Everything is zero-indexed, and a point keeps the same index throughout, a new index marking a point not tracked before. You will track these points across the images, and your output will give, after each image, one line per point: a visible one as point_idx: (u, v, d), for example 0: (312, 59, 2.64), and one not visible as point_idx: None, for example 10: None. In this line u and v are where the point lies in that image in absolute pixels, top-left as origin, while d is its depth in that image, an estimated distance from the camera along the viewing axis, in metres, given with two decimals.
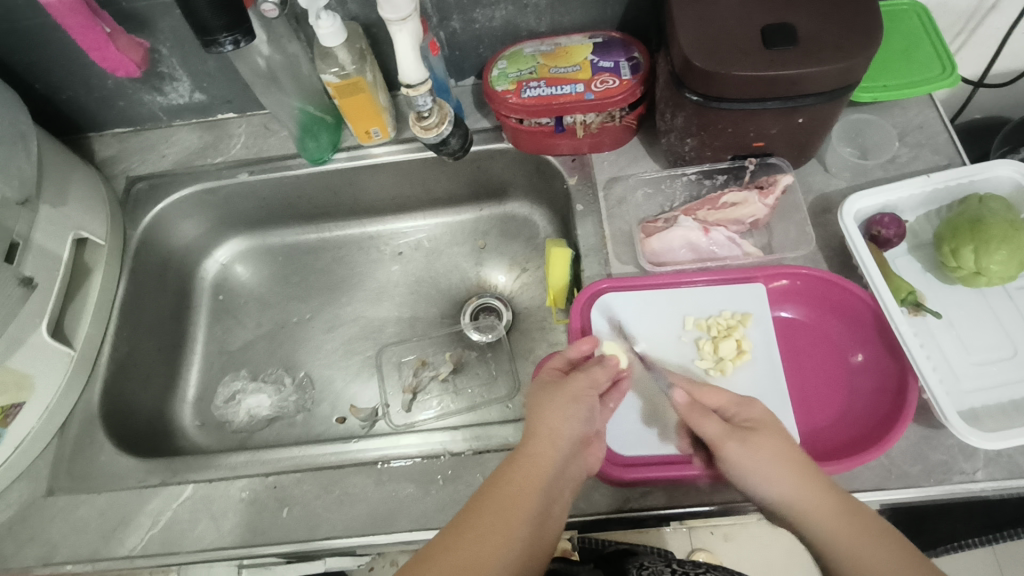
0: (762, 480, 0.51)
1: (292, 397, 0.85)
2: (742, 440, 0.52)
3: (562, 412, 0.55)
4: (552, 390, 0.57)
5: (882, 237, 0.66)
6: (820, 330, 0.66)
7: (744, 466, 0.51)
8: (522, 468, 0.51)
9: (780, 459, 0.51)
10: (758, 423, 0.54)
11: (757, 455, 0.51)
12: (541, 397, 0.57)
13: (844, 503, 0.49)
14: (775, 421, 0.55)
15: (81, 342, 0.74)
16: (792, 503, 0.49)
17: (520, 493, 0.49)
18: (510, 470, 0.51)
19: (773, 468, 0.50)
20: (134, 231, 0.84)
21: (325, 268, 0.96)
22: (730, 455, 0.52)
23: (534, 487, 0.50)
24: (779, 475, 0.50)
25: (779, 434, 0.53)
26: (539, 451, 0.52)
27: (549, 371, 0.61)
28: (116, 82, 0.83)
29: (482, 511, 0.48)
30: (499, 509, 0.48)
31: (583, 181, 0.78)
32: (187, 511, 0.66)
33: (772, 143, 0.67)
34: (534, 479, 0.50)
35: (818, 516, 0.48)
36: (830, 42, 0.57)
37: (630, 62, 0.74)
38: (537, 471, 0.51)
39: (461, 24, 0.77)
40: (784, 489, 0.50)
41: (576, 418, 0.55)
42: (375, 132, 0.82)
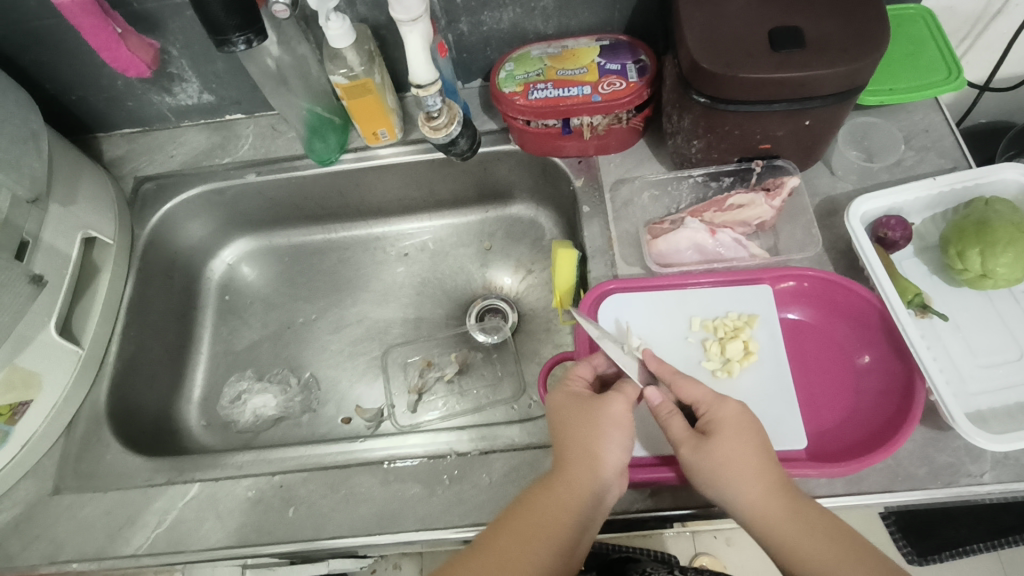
0: (721, 486, 0.51)
1: (298, 397, 0.85)
2: (699, 445, 0.53)
3: (601, 440, 0.54)
4: (596, 411, 0.56)
5: (889, 239, 0.66)
6: (827, 332, 0.66)
7: (702, 472, 0.52)
8: (555, 494, 0.52)
9: (738, 465, 0.51)
10: (720, 424, 0.53)
11: (715, 462, 0.52)
12: (576, 418, 0.56)
13: (799, 505, 0.50)
14: (743, 423, 0.54)
15: (89, 341, 0.74)
16: (750, 508, 0.50)
17: (549, 521, 0.51)
18: (544, 495, 0.53)
19: (733, 475, 0.51)
20: (142, 231, 0.85)
21: (331, 269, 0.96)
22: (689, 461, 0.53)
23: (564, 517, 0.51)
24: (738, 481, 0.51)
25: (740, 441, 0.52)
26: (575, 478, 0.53)
27: (578, 381, 0.60)
28: (125, 82, 0.83)
29: (510, 531, 0.51)
30: (524, 534, 0.50)
31: (589, 183, 0.78)
32: (193, 510, 0.66)
33: (778, 145, 0.67)
34: (564, 508, 0.51)
35: (774, 522, 0.50)
36: (837, 45, 0.58)
37: (636, 65, 0.74)
38: (570, 500, 0.52)
39: (469, 26, 0.77)
40: (742, 495, 0.51)
41: (617, 445, 0.54)
42: (383, 133, 0.82)
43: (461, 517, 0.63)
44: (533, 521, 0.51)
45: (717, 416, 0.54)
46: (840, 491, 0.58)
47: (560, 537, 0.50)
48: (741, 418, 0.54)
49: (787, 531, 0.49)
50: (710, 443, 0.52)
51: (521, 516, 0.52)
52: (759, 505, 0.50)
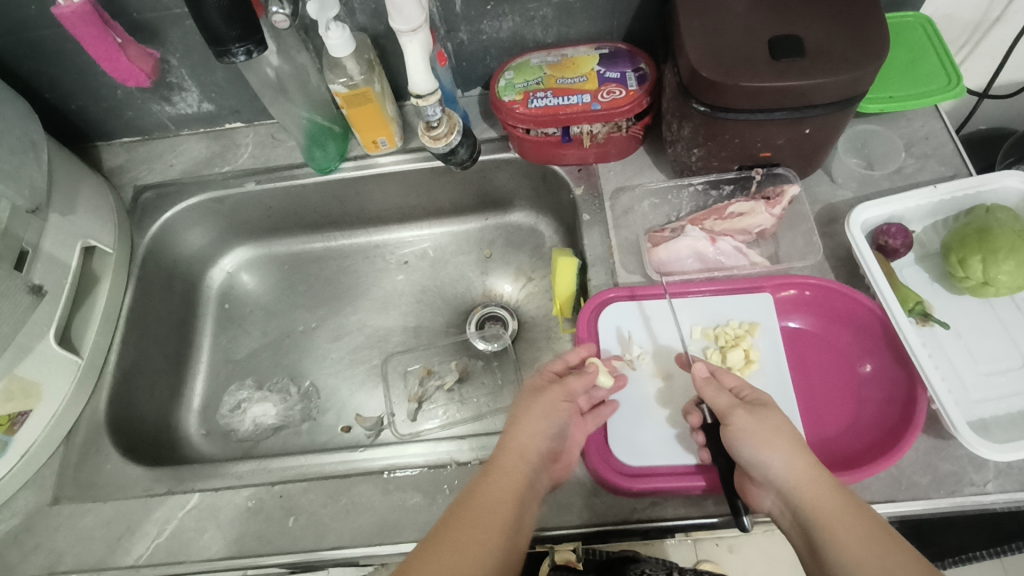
0: (768, 447, 0.52)
1: (297, 406, 0.85)
2: (751, 410, 0.54)
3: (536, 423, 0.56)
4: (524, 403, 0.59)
5: (890, 247, 0.66)
6: (829, 340, 0.65)
7: (750, 433, 0.53)
8: (497, 479, 0.51)
9: (781, 439, 0.52)
10: (769, 402, 0.56)
11: (764, 426, 0.53)
12: (521, 408, 0.58)
13: (835, 481, 0.50)
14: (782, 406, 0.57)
15: (88, 350, 0.74)
16: (790, 475, 0.50)
17: (497, 503, 0.49)
18: (480, 487, 0.51)
19: (784, 439, 0.52)
20: (141, 240, 0.84)
21: (330, 277, 0.96)
22: (739, 422, 0.54)
23: (507, 498, 0.50)
24: (785, 447, 0.52)
25: (781, 418, 0.54)
26: (509, 463, 0.53)
27: (543, 376, 0.62)
28: (125, 91, 0.83)
29: (455, 529, 0.47)
30: (476, 523, 0.47)
31: (589, 191, 0.78)
32: (193, 520, 0.66)
33: (779, 153, 0.67)
34: (506, 489, 0.50)
35: (813, 490, 0.49)
36: (837, 54, 0.58)
37: (636, 73, 0.74)
38: (510, 483, 0.51)
39: (468, 35, 0.77)
40: (788, 460, 0.51)
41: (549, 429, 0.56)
42: (382, 141, 0.82)
43: None
44: (480, 511, 0.48)
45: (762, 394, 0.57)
46: None
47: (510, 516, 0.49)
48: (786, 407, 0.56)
49: (826, 499, 0.49)
50: (762, 412, 0.54)
51: (461, 511, 0.49)
52: (800, 473, 0.50)
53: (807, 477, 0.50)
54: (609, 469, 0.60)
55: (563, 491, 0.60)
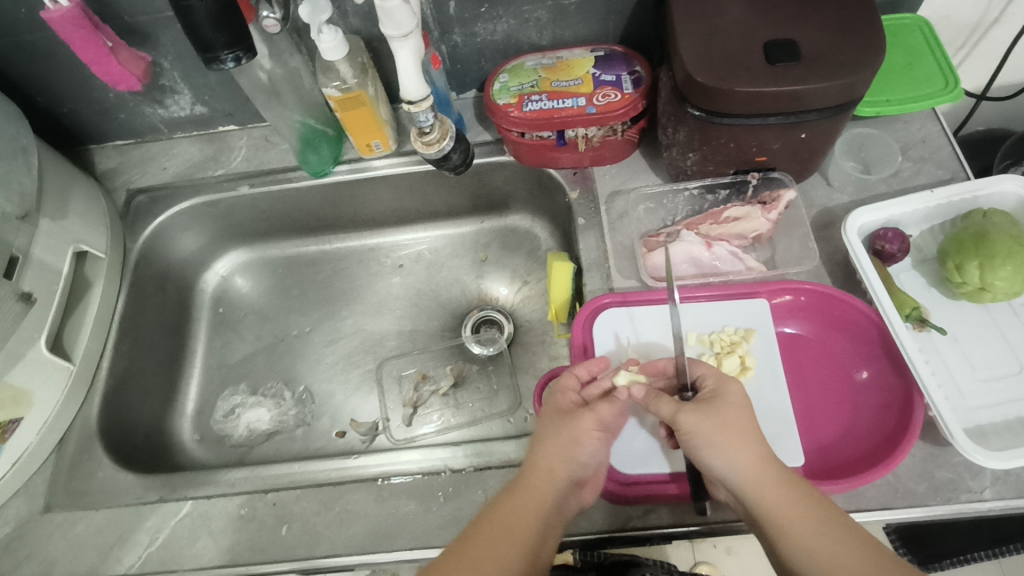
0: (720, 450, 0.50)
1: (292, 411, 0.85)
2: (698, 411, 0.52)
3: (563, 443, 0.55)
4: (553, 417, 0.57)
5: (887, 252, 0.66)
6: (825, 347, 0.65)
7: (699, 437, 0.51)
8: (522, 498, 0.52)
9: (731, 437, 0.50)
10: (721, 392, 0.54)
11: (714, 425, 0.51)
12: (552, 427, 0.56)
13: (788, 475, 0.50)
14: (737, 394, 0.54)
15: (80, 356, 0.73)
16: (744, 475, 0.49)
17: (519, 528, 0.50)
18: (504, 505, 0.51)
19: (736, 439, 0.51)
20: (134, 244, 0.84)
21: (324, 280, 0.95)
22: (689, 425, 0.52)
23: (529, 521, 0.50)
24: (737, 445, 0.50)
25: (729, 411, 0.52)
26: (535, 482, 0.53)
27: (567, 395, 0.59)
28: (117, 95, 0.82)
29: (472, 551, 0.48)
30: (495, 547, 0.48)
31: (584, 195, 0.78)
32: (185, 528, 0.66)
33: (774, 158, 0.67)
34: (529, 512, 0.51)
35: (767, 490, 0.49)
36: (832, 58, 0.57)
37: (631, 76, 0.74)
38: (534, 505, 0.51)
39: (462, 38, 0.77)
40: (742, 461, 0.50)
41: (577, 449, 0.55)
42: (376, 145, 0.81)
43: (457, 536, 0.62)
44: (500, 533, 0.49)
45: (722, 385, 0.55)
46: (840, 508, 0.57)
47: (532, 541, 0.49)
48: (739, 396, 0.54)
49: (783, 497, 0.48)
50: (712, 409, 0.52)
51: (483, 529, 0.50)
52: (755, 472, 0.49)
53: (762, 476, 0.49)
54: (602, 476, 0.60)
55: None
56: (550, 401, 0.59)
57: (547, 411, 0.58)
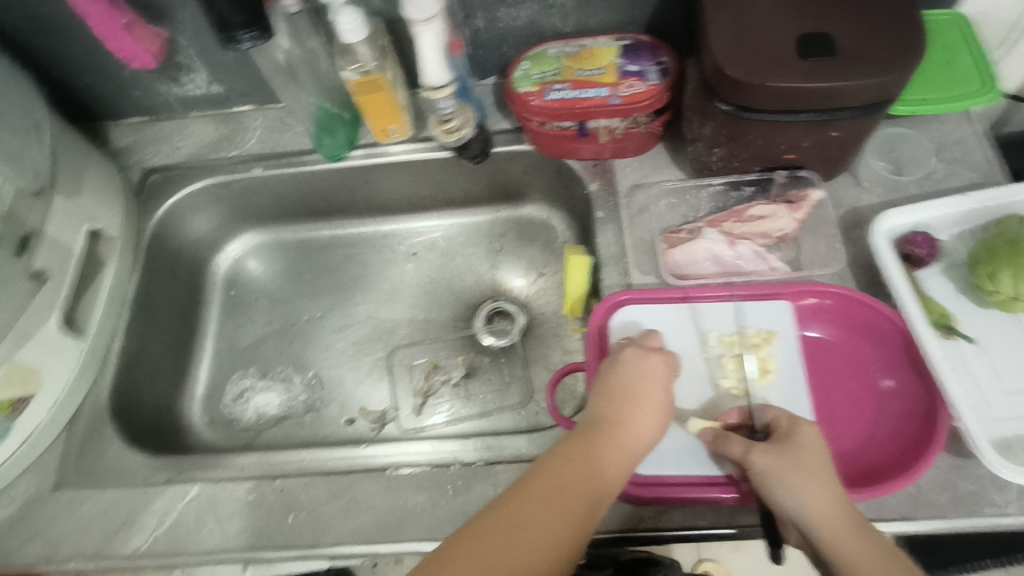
0: (790, 491, 0.50)
1: (302, 396, 0.84)
2: (770, 451, 0.52)
3: (641, 424, 0.55)
4: (631, 388, 0.57)
5: (916, 256, 0.64)
6: (848, 351, 0.63)
7: (769, 477, 0.51)
8: (594, 473, 0.51)
9: (804, 479, 0.50)
10: (797, 434, 0.53)
11: (787, 466, 0.51)
12: (635, 404, 0.56)
13: (859, 521, 0.49)
14: (815, 437, 0.53)
15: (92, 335, 0.73)
16: (814, 519, 0.49)
17: (577, 489, 0.50)
18: (562, 464, 0.51)
19: (813, 480, 0.50)
20: (147, 223, 0.83)
21: (337, 265, 0.94)
22: (761, 464, 0.51)
23: (586, 490, 0.50)
24: (810, 488, 0.49)
25: (803, 453, 0.51)
26: (605, 452, 0.52)
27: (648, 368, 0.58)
28: (133, 71, 0.81)
29: (524, 509, 0.48)
30: (551, 507, 0.48)
31: (604, 188, 0.76)
32: (193, 512, 0.66)
33: (803, 156, 0.65)
34: (589, 479, 0.51)
35: (837, 534, 0.48)
36: (870, 55, 0.55)
37: (657, 67, 0.72)
38: (596, 474, 0.51)
39: (485, 22, 0.75)
40: (813, 502, 0.49)
41: (649, 429, 0.55)
42: (393, 131, 0.80)
43: None
44: (558, 494, 0.49)
45: (795, 427, 0.54)
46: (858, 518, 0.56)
47: (591, 509, 0.49)
48: (817, 438, 0.53)
49: (853, 541, 0.48)
50: (787, 450, 0.52)
51: (540, 495, 0.49)
52: (825, 514, 0.49)
53: (833, 520, 0.48)
54: None
55: None
56: (624, 366, 0.58)
57: (618, 377, 0.58)
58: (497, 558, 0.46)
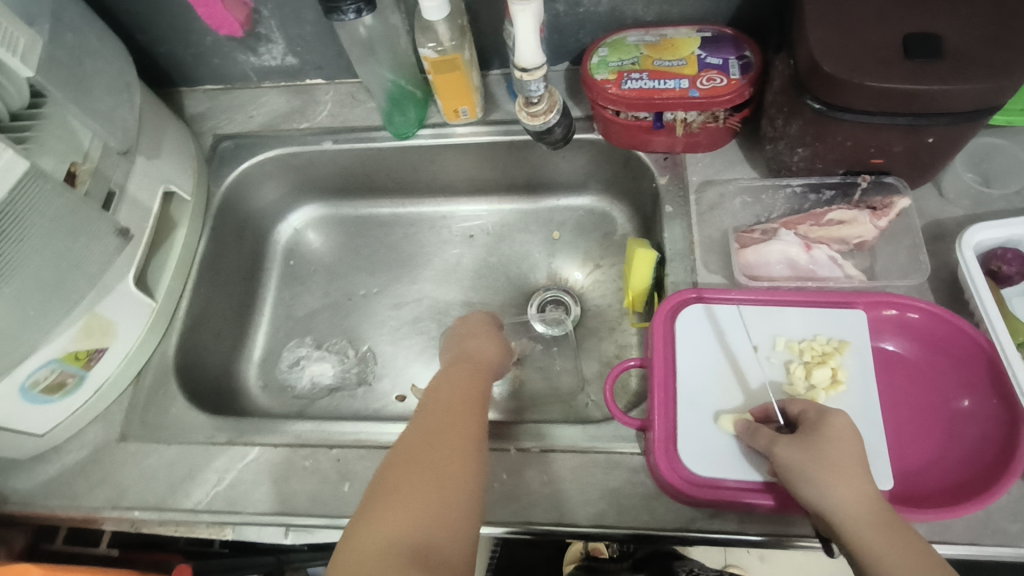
0: (810, 485, 0.47)
1: (354, 369, 0.86)
2: (792, 442, 0.49)
3: (487, 350, 0.71)
4: (480, 336, 0.73)
5: (1003, 273, 0.62)
6: (924, 369, 0.61)
7: (791, 470, 0.49)
8: (433, 414, 0.57)
9: (829, 472, 0.47)
10: (824, 424, 0.50)
11: (809, 457, 0.48)
12: (470, 335, 0.73)
13: (890, 519, 0.45)
14: (847, 428, 0.49)
15: (162, 295, 0.75)
16: (838, 514, 0.46)
17: (437, 426, 0.55)
18: (439, 398, 0.59)
19: (840, 474, 0.47)
20: (217, 189, 0.85)
21: (394, 243, 0.95)
22: (782, 458, 0.49)
23: (476, 402, 0.59)
24: (835, 482, 0.46)
25: (830, 444, 0.48)
26: (475, 372, 0.64)
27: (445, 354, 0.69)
28: (214, 39, 0.83)
29: (431, 436, 0.54)
30: (450, 427, 0.55)
31: (674, 182, 0.75)
32: (251, 473, 0.68)
33: (891, 161, 0.62)
34: (472, 393, 0.60)
35: (864, 532, 0.45)
36: (979, 58, 0.53)
37: (740, 61, 0.70)
38: (476, 382, 0.63)
39: (565, 7, 0.74)
40: (840, 498, 0.46)
41: (496, 349, 0.72)
42: (463, 111, 0.80)
43: (514, 515, 0.62)
44: (448, 419, 0.56)
45: (823, 418, 0.50)
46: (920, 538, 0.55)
47: (478, 418, 0.57)
48: (847, 428, 0.49)
49: (883, 538, 0.45)
50: (811, 441, 0.49)
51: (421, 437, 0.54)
52: (851, 510, 0.46)
53: (860, 517, 0.46)
54: (676, 478, 0.57)
55: (623, 490, 0.61)
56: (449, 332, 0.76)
57: (471, 332, 0.73)
58: (411, 493, 0.49)
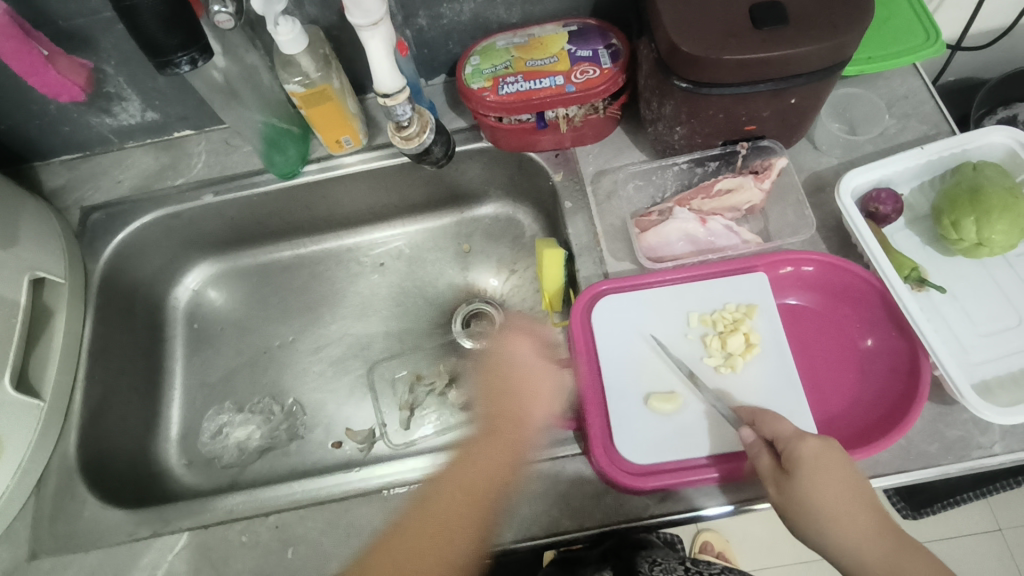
0: (807, 525, 0.50)
1: (283, 425, 0.82)
2: (781, 485, 0.51)
3: (544, 384, 0.72)
4: (522, 374, 0.75)
5: (881, 213, 0.65)
6: (828, 316, 0.64)
7: (785, 509, 0.51)
8: (455, 491, 0.64)
9: (821, 512, 0.49)
10: (805, 457, 0.50)
11: (799, 501, 0.49)
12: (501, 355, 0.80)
13: (882, 538, 0.49)
14: (825, 457, 0.50)
15: (51, 392, 0.69)
16: (834, 545, 0.49)
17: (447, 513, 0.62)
18: (475, 465, 0.66)
19: (823, 515, 0.49)
20: (95, 265, 0.78)
21: (303, 286, 0.91)
22: (774, 498, 0.51)
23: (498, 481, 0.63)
24: (827, 520, 0.49)
25: (816, 481, 0.49)
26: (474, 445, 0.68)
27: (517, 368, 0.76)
28: (58, 106, 0.76)
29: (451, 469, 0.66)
30: (459, 512, 0.61)
31: (569, 177, 0.75)
32: (185, 562, 0.63)
33: (763, 125, 0.65)
34: (512, 454, 0.64)
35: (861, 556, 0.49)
36: (820, 18, 0.55)
37: (609, 50, 0.71)
38: (519, 408, 0.70)
39: (428, 20, 0.73)
40: (821, 533, 0.49)
41: (523, 355, 0.78)
42: (346, 141, 0.77)
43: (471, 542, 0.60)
44: (460, 503, 0.62)
45: (802, 448, 0.51)
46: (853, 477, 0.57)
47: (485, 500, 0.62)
48: (826, 455, 0.50)
49: (872, 564, 0.48)
50: (797, 482, 0.50)
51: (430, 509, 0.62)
52: (846, 540, 0.49)
53: (853, 549, 0.49)
54: (616, 470, 0.56)
55: (573, 492, 0.61)
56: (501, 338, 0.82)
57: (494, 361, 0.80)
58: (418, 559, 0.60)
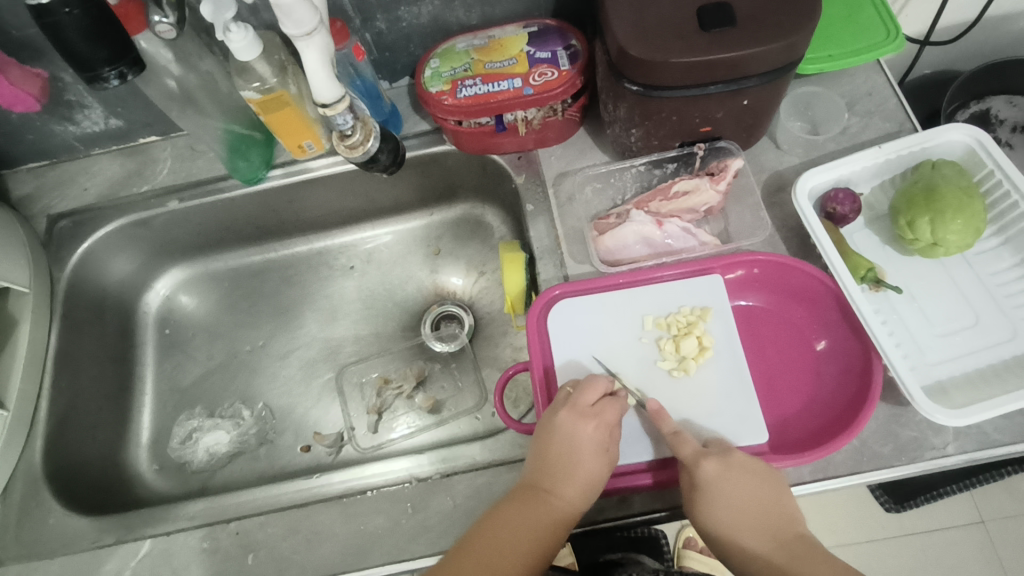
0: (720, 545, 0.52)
1: (252, 430, 0.82)
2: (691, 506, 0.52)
3: (600, 453, 0.54)
4: (565, 451, 0.54)
5: (838, 213, 0.64)
6: (783, 317, 0.63)
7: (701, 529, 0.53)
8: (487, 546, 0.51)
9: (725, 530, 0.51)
10: (706, 479, 0.52)
11: (705, 521, 0.52)
12: (559, 424, 0.55)
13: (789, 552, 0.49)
14: (723, 476, 0.52)
15: (14, 401, 0.69)
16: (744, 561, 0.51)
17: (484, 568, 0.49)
18: (498, 535, 0.51)
19: (722, 529, 0.51)
20: (61, 273, 0.78)
21: (274, 291, 0.91)
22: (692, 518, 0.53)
23: (541, 541, 0.51)
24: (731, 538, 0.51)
25: (714, 501, 0.51)
26: (555, 497, 0.53)
27: (564, 431, 0.55)
28: (20, 115, 0.76)
29: (470, 562, 0.50)
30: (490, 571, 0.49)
31: (531, 179, 0.75)
32: (146, 569, 0.63)
33: (719, 126, 0.64)
34: (561, 520, 0.52)
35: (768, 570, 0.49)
36: (769, 18, 0.54)
37: (567, 51, 0.70)
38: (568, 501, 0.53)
39: (387, 24, 0.73)
40: (726, 549, 0.51)
41: (591, 428, 0.55)
42: (309, 146, 0.76)
43: (429, 546, 0.60)
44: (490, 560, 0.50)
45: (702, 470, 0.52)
46: (804, 479, 0.57)
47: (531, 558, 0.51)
48: (724, 474, 0.52)
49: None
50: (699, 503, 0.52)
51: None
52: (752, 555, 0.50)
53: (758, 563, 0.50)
54: None
55: None
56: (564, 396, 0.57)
57: (556, 429, 0.55)
58: None
